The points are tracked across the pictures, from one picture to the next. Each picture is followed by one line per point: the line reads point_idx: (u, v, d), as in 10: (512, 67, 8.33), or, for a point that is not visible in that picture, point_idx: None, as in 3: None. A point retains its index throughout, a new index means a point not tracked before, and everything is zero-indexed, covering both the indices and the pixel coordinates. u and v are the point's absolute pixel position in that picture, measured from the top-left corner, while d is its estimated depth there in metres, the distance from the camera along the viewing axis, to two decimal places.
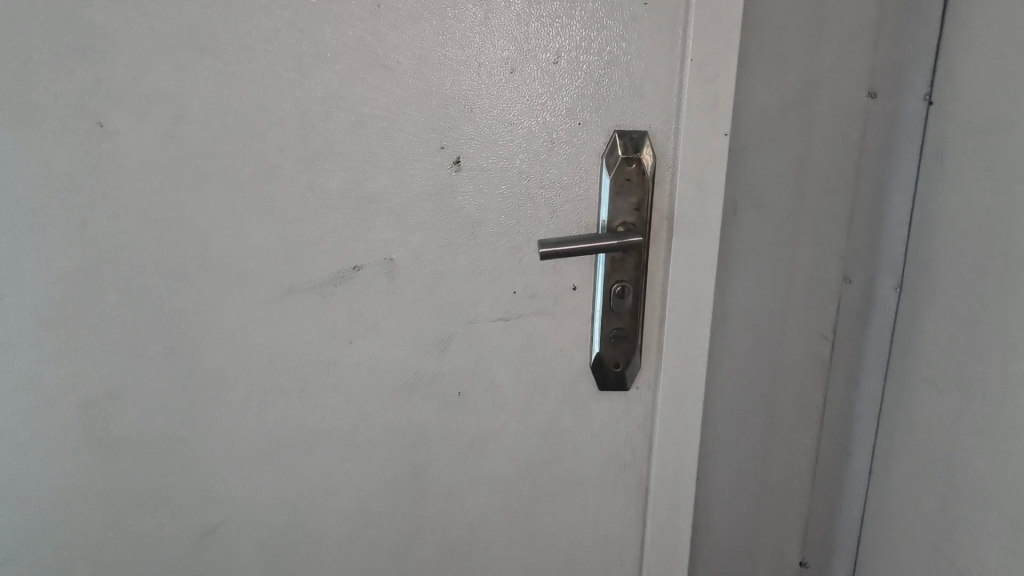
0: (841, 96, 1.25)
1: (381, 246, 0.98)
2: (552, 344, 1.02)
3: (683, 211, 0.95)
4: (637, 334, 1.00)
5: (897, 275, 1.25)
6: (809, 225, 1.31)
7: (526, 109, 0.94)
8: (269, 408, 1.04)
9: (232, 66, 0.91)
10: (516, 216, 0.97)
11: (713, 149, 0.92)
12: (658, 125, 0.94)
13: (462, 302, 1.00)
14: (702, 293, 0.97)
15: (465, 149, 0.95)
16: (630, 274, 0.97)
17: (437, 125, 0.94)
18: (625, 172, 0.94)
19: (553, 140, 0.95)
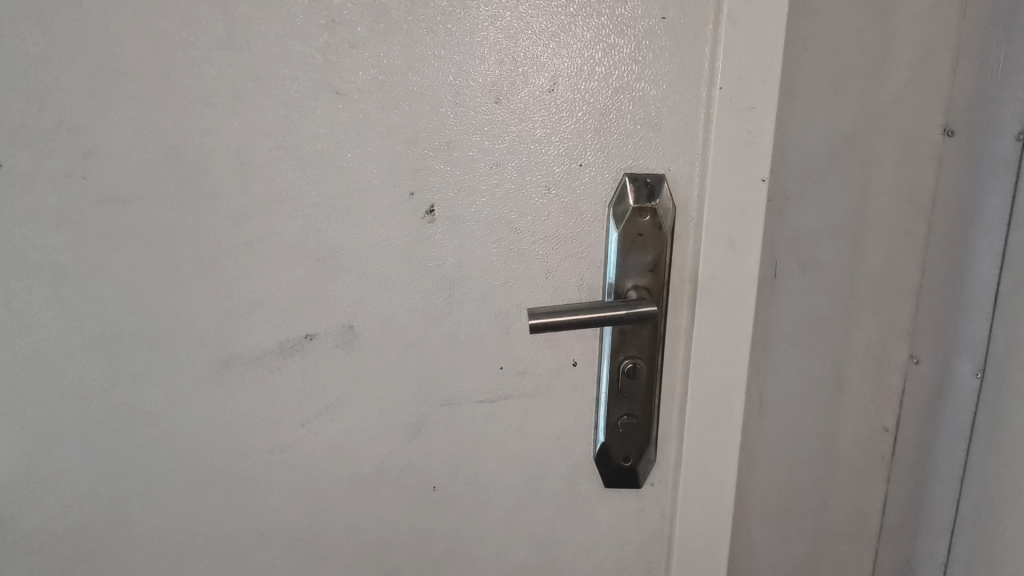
0: (914, 129, 1.12)
1: (340, 312, 0.81)
2: (549, 431, 0.84)
3: (710, 277, 0.76)
4: (653, 419, 0.82)
5: (978, 359, 1.14)
6: (869, 291, 1.20)
7: (516, 148, 0.76)
8: (211, 498, 0.88)
9: (154, 94, 0.73)
10: (505, 277, 0.80)
11: (747, 198, 0.74)
12: (679, 169, 0.76)
13: (439, 379, 0.83)
14: (733, 375, 0.79)
15: (440, 195, 0.77)
16: (643, 349, 0.79)
17: (407, 168, 0.76)
18: (637, 227, 0.77)
19: (549, 185, 0.77)
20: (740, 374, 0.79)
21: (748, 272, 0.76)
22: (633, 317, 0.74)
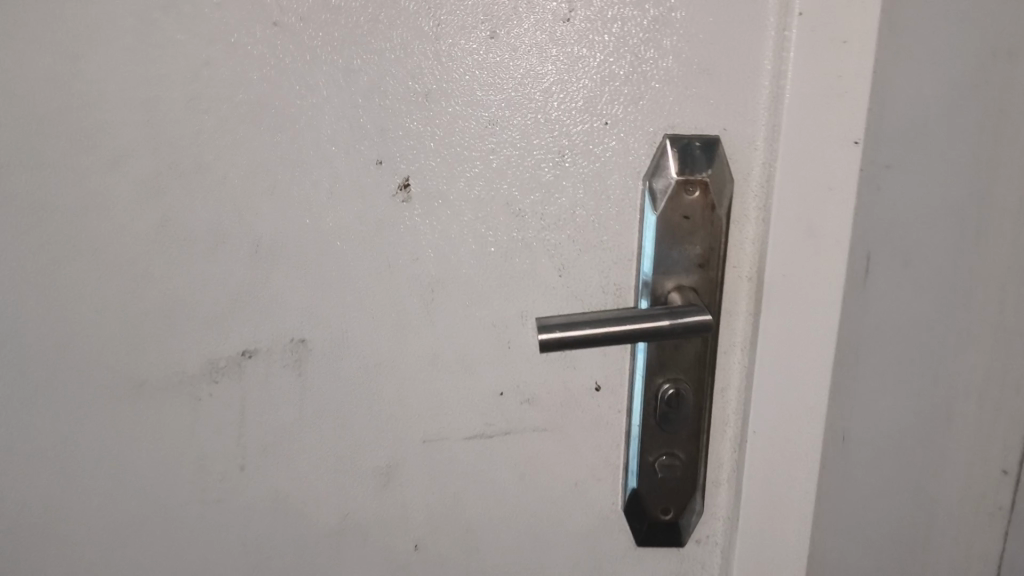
0: None
1: (285, 323, 0.61)
2: (564, 478, 0.64)
3: (782, 275, 0.57)
4: (701, 460, 0.63)
5: None
6: None
7: (519, 101, 0.56)
8: (125, 559, 0.69)
9: (35, 33, 0.55)
10: (504, 276, 0.60)
11: (835, 167, 0.55)
12: (738, 131, 0.57)
13: (418, 412, 0.63)
14: (809, 404, 0.60)
15: (419, 164, 0.57)
16: (690, 371, 0.60)
17: (372, 128, 0.56)
18: (683, 207, 0.57)
19: (563, 150, 0.57)
20: (819, 403, 0.60)
21: (833, 268, 0.57)
22: (680, 327, 0.56)
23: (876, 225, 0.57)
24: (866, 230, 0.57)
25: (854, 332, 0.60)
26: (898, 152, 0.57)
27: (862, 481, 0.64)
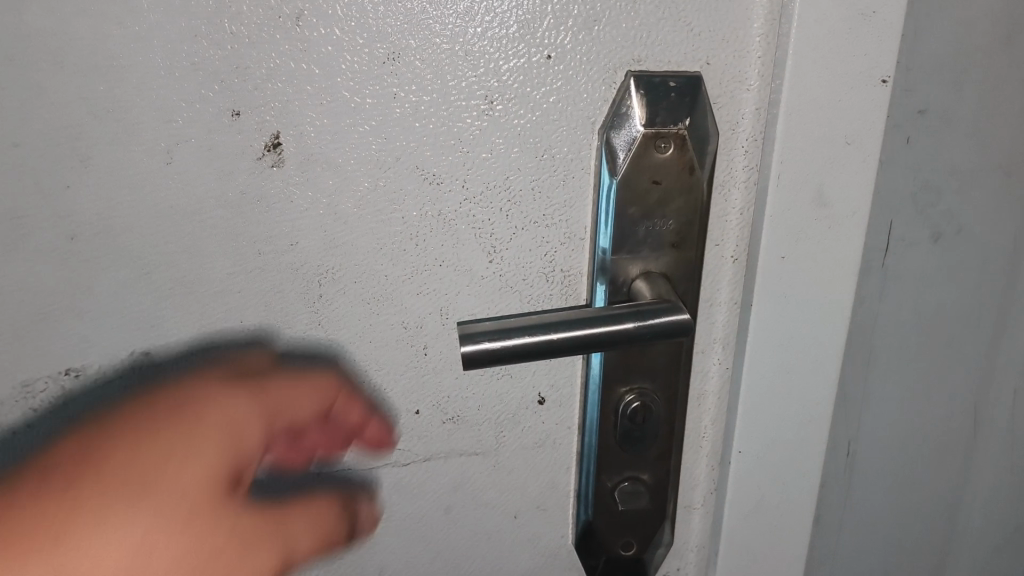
0: None
1: (122, 332, 0.45)
2: (502, 509, 0.51)
3: (781, 257, 0.43)
4: (670, 483, 0.50)
5: None
6: None
7: (430, 27, 0.41)
8: None
9: None
10: (417, 265, 0.45)
11: (855, 116, 0.41)
12: (725, 66, 0.42)
13: (311, 439, 0.48)
14: (808, 416, 0.47)
15: (293, 117, 0.41)
16: (660, 378, 0.47)
17: (223, 65, 0.40)
18: (653, 169, 0.42)
19: (491, 93, 0.42)
20: (819, 413, 0.48)
21: (842, 247, 0.44)
22: (648, 335, 0.42)
23: (900, 189, 0.44)
24: (887, 197, 0.44)
25: (868, 324, 0.46)
26: (934, 91, 0.42)
27: (866, 500, 0.52)
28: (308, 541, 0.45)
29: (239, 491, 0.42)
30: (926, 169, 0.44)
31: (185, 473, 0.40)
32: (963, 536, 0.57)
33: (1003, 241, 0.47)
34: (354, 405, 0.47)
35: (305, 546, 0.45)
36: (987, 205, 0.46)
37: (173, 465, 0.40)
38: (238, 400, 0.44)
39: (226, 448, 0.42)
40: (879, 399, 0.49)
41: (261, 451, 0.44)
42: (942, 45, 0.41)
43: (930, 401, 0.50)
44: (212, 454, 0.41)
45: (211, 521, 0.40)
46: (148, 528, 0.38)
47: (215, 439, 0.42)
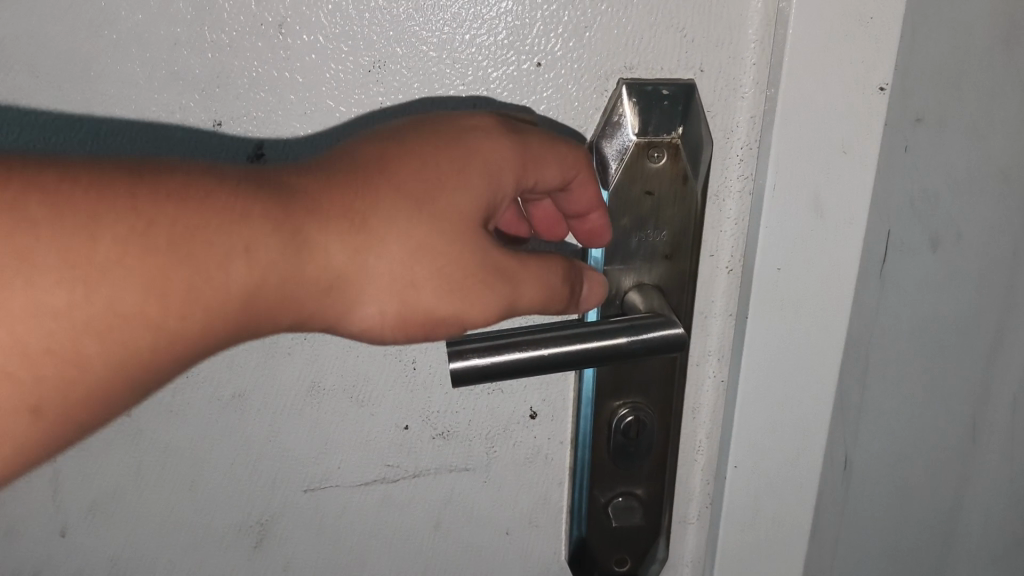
0: None
1: None
2: (492, 525, 0.50)
3: (776, 269, 0.42)
4: (664, 496, 0.49)
5: None
6: None
7: (416, 34, 0.39)
8: None
9: None
10: None
11: (851, 124, 0.40)
12: (719, 73, 0.41)
13: (297, 456, 0.47)
14: (805, 429, 0.46)
15: (277, 127, 0.41)
16: (653, 392, 0.46)
17: (203, 74, 0.39)
18: (645, 178, 0.42)
19: (480, 101, 0.41)
20: (816, 426, 0.47)
21: (839, 258, 0.43)
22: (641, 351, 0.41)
23: (896, 196, 0.43)
24: (885, 207, 0.43)
25: (864, 335, 0.46)
26: (932, 98, 0.41)
27: (864, 515, 0.51)
28: (549, 300, 0.39)
29: (472, 176, 0.37)
30: (923, 176, 0.43)
31: (390, 203, 0.35)
32: (966, 550, 0.55)
33: (1002, 249, 0.46)
34: (590, 187, 0.40)
35: (533, 302, 0.39)
36: (987, 211, 0.44)
37: (397, 204, 0.35)
38: (480, 125, 0.37)
39: (479, 156, 0.37)
40: (877, 412, 0.48)
41: (509, 188, 0.38)
42: (940, 50, 0.40)
43: (930, 415, 0.49)
44: (463, 178, 0.36)
45: (442, 257, 0.36)
46: (363, 270, 0.35)
47: (457, 155, 0.36)
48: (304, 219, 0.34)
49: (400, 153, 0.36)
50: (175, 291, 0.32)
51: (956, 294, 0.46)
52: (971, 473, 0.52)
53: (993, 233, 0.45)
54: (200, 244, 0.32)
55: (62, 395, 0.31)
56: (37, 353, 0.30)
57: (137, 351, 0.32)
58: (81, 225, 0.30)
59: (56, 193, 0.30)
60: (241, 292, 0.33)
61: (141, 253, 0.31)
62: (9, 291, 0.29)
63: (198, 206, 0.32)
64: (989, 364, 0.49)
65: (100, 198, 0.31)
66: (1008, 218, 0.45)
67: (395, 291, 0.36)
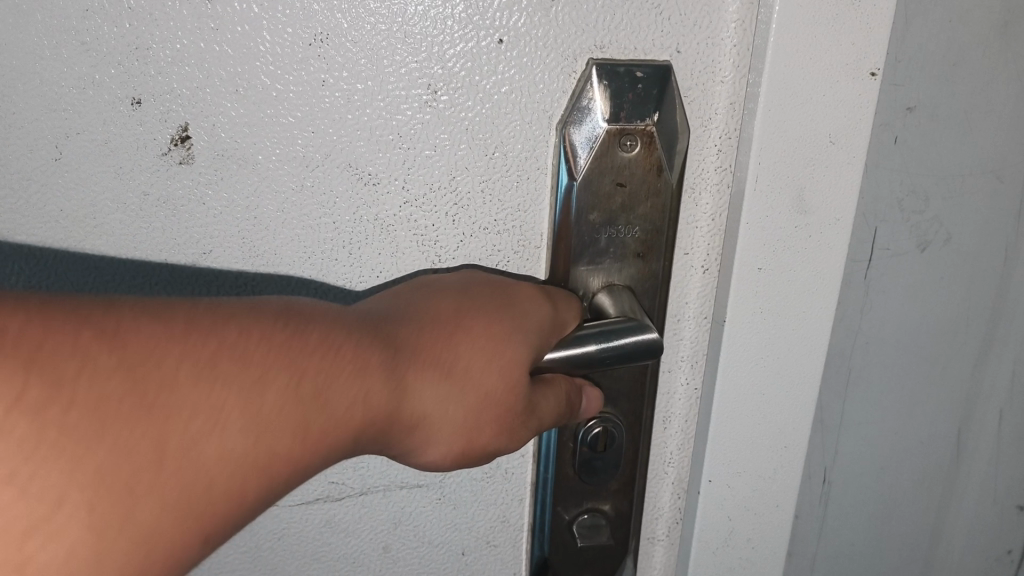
0: None
1: None
2: (447, 546, 0.46)
3: (758, 268, 0.39)
4: (633, 513, 0.45)
5: None
6: None
7: (364, 4, 0.35)
8: None
9: None
10: (350, 274, 0.40)
11: (840, 112, 0.37)
12: (697, 55, 0.38)
13: None
14: (784, 441, 0.43)
15: (206, 106, 0.36)
16: (623, 402, 0.43)
17: (120, 46, 0.35)
18: (617, 170, 0.38)
19: (436, 81, 0.37)
20: (794, 438, 0.43)
21: (825, 258, 0.39)
22: (612, 354, 0.37)
23: (884, 193, 0.40)
24: (872, 204, 0.39)
25: (846, 341, 0.43)
26: (925, 86, 0.38)
27: (842, 531, 0.48)
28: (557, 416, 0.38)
29: (527, 330, 0.36)
30: (913, 170, 0.39)
31: (471, 348, 0.35)
32: (945, 567, 0.52)
33: (993, 251, 0.43)
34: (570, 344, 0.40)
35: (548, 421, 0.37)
36: (979, 211, 0.41)
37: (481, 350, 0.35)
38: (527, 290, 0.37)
39: (534, 306, 0.37)
40: (858, 423, 0.45)
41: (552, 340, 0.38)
42: (935, 34, 0.37)
43: (915, 426, 0.46)
44: (524, 322, 0.36)
45: (506, 400, 0.35)
46: (442, 411, 0.34)
47: (514, 303, 0.36)
48: (405, 364, 0.33)
49: (468, 303, 0.36)
50: (312, 432, 0.30)
51: (946, 298, 0.43)
52: (954, 486, 0.49)
53: (982, 234, 0.42)
54: (333, 383, 0.30)
55: (207, 529, 0.27)
56: (198, 488, 0.26)
57: (272, 484, 0.29)
58: (244, 370, 0.28)
59: (218, 334, 0.28)
60: (353, 427, 0.31)
61: (291, 394, 0.29)
62: (206, 434, 0.26)
63: (331, 352, 0.31)
64: (974, 373, 0.46)
65: (250, 340, 0.29)
66: (999, 219, 0.42)
67: (464, 434, 0.35)
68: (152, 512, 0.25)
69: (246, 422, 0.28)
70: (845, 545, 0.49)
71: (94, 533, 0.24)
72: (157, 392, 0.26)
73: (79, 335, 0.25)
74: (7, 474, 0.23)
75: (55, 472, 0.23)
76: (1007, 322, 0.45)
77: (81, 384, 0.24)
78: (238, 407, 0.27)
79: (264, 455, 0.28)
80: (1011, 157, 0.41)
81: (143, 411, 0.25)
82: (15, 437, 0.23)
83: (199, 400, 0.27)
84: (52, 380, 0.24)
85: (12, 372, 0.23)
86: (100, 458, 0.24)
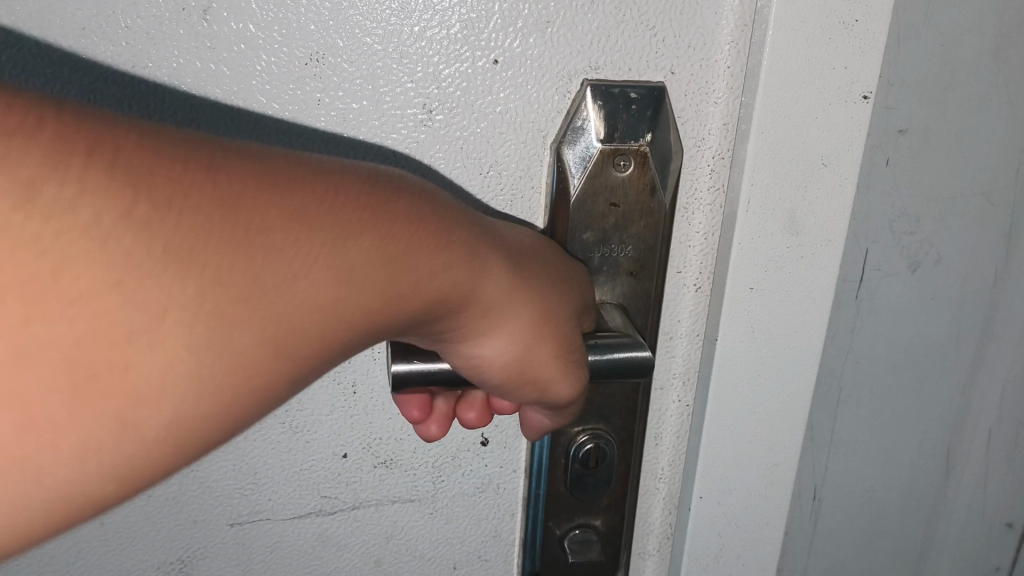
0: None
1: None
2: (438, 561, 0.46)
3: (749, 288, 0.39)
4: (624, 528, 0.45)
5: None
6: None
7: (360, 25, 0.35)
8: None
9: None
10: None
11: (832, 134, 0.37)
12: (690, 77, 0.38)
13: (223, 490, 0.43)
14: (774, 459, 0.44)
15: (201, 124, 0.36)
16: (615, 419, 0.43)
17: (116, 65, 0.35)
18: (610, 189, 0.39)
19: (432, 99, 0.37)
20: (785, 455, 0.44)
21: (816, 278, 0.40)
22: (603, 365, 0.37)
23: (876, 214, 0.40)
24: (863, 225, 0.40)
25: (837, 360, 0.43)
26: (917, 109, 0.38)
27: (832, 547, 0.49)
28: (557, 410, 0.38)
29: (562, 266, 0.36)
30: (905, 192, 0.40)
31: (532, 266, 0.34)
32: None
33: (983, 272, 0.43)
34: None
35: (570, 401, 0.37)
36: (971, 231, 0.42)
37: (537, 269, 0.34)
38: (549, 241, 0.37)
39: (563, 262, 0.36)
40: (849, 440, 0.45)
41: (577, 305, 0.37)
42: (927, 59, 0.37)
43: (905, 444, 0.47)
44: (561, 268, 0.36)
45: (557, 314, 0.34)
46: (511, 303, 0.32)
47: (549, 252, 0.36)
48: (483, 251, 0.31)
49: (519, 241, 0.35)
50: (393, 292, 0.27)
51: (936, 318, 0.43)
52: (943, 504, 0.50)
53: (974, 255, 0.42)
54: (421, 252, 0.28)
55: (291, 364, 0.24)
56: (289, 331, 0.24)
57: (345, 344, 0.26)
58: (338, 223, 0.25)
59: (310, 183, 0.25)
60: (430, 301, 0.29)
61: (381, 252, 0.26)
62: (300, 276, 0.24)
63: (415, 227, 0.28)
64: (964, 391, 0.46)
65: (342, 196, 0.26)
66: (990, 240, 0.42)
67: (525, 330, 0.33)
68: (248, 336, 0.22)
69: (338, 271, 0.25)
70: (835, 561, 0.49)
71: (191, 347, 0.21)
72: (258, 230, 0.23)
73: (185, 163, 0.21)
74: (112, 282, 0.19)
75: (164, 290, 0.20)
76: (997, 341, 0.45)
77: (188, 209, 0.21)
78: (333, 255, 0.25)
79: (349, 306, 0.25)
80: (1002, 179, 0.41)
81: (246, 247, 0.22)
82: (123, 248, 0.19)
83: (298, 245, 0.24)
84: (160, 199, 0.20)
85: (121, 185, 0.19)
86: (209, 266, 0.21)
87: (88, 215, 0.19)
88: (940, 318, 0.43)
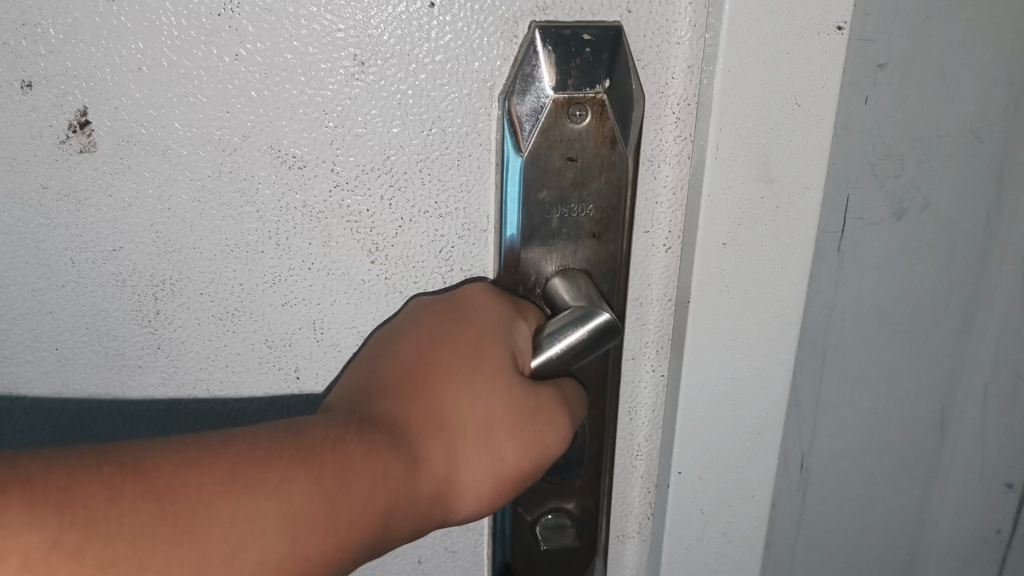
0: None
1: None
2: (403, 553, 0.43)
3: (722, 244, 0.36)
4: (600, 510, 0.42)
5: None
6: None
7: None
8: None
9: None
10: (279, 268, 0.36)
11: (807, 71, 0.33)
12: (649, 15, 0.34)
13: None
14: (756, 428, 0.40)
15: (106, 87, 0.33)
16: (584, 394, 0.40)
17: (5, 24, 0.32)
18: (566, 143, 0.35)
19: (364, 50, 0.33)
20: (768, 424, 0.40)
21: (794, 231, 0.36)
22: (563, 359, 0.35)
23: (856, 158, 0.37)
24: (843, 170, 0.37)
25: (820, 320, 0.40)
26: (896, 40, 0.35)
27: (821, 519, 0.46)
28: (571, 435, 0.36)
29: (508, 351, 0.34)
30: (887, 133, 0.37)
31: (457, 392, 0.33)
32: (931, 551, 0.50)
33: (974, 216, 0.40)
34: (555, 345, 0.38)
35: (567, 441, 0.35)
36: (959, 174, 0.39)
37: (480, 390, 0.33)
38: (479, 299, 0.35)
39: (493, 327, 0.34)
40: (836, 406, 0.42)
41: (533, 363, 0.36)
42: None
43: (896, 405, 0.44)
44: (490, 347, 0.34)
45: (514, 431, 0.33)
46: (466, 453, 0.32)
47: (471, 327, 0.34)
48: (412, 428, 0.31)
49: (438, 344, 0.34)
50: (340, 519, 0.27)
51: (924, 269, 0.40)
52: (937, 467, 0.47)
53: (962, 199, 0.39)
54: (352, 468, 0.28)
55: None
56: None
57: None
58: (264, 476, 0.26)
59: (228, 446, 0.26)
60: (385, 505, 0.29)
61: (314, 489, 0.27)
62: (235, 544, 0.25)
63: (339, 446, 0.29)
64: (957, 346, 0.43)
65: (260, 447, 0.27)
66: (980, 182, 0.39)
67: (491, 474, 0.33)
68: None
69: (277, 526, 0.26)
70: (826, 534, 0.46)
71: None
72: (193, 514, 0.24)
73: (100, 469, 0.23)
74: None
75: None
76: (992, 290, 0.42)
77: (111, 517, 0.23)
78: (266, 514, 0.26)
79: (298, 555, 0.26)
80: (992, 114, 0.37)
81: (171, 544, 0.24)
82: None
83: (229, 518, 0.25)
84: (82, 520, 0.22)
85: (45, 517, 0.22)
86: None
87: (18, 558, 0.21)
88: (929, 270, 0.40)
